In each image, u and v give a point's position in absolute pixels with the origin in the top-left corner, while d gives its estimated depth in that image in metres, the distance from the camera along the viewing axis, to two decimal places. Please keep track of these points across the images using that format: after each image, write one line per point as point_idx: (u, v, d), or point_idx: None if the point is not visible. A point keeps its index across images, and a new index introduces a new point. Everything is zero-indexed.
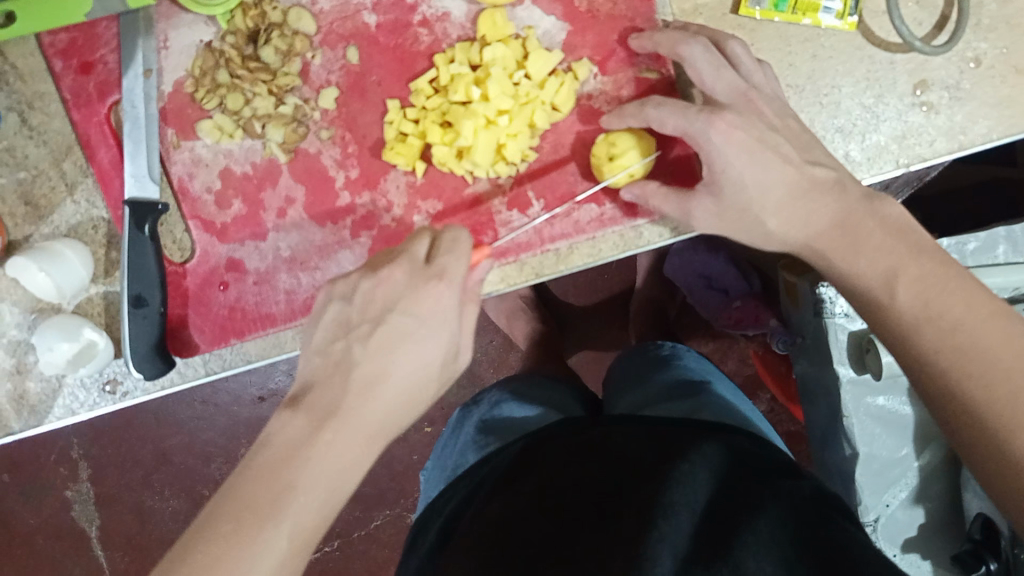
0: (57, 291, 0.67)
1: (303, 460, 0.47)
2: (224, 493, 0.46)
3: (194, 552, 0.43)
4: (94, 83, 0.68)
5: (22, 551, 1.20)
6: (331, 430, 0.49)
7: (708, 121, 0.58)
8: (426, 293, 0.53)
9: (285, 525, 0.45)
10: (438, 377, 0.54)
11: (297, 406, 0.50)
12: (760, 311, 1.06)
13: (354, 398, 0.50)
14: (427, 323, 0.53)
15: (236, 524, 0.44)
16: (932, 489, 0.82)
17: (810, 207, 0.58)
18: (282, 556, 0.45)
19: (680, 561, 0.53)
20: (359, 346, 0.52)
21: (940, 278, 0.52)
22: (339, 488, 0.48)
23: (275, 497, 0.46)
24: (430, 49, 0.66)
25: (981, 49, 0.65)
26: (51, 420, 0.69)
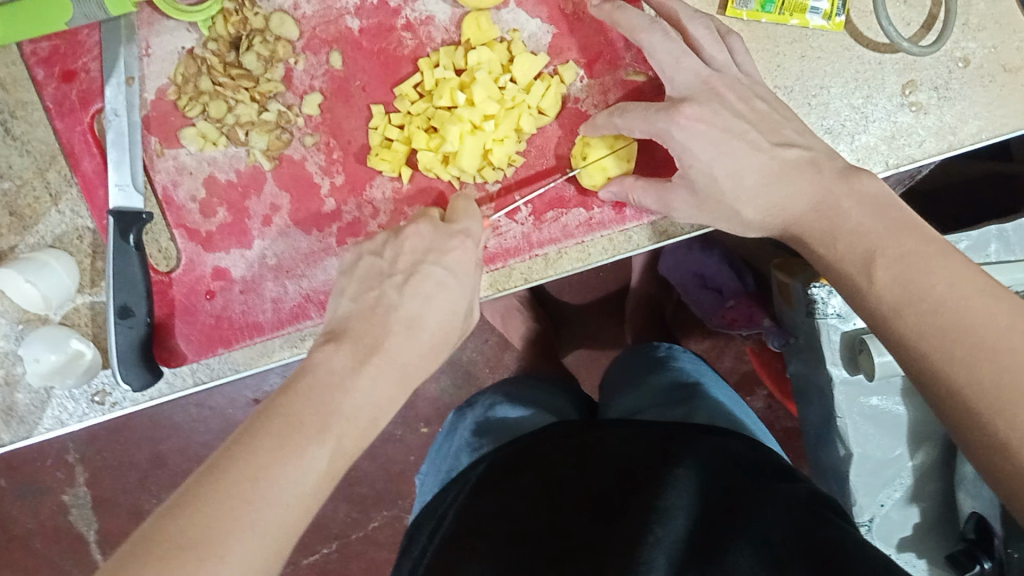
0: (43, 301, 0.66)
1: (344, 391, 0.49)
2: (269, 411, 0.47)
3: (241, 460, 0.43)
4: (77, 91, 0.67)
5: (19, 555, 1.20)
6: (371, 368, 0.51)
7: (670, 118, 0.58)
8: (453, 246, 0.58)
9: (328, 446, 0.46)
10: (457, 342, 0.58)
11: (339, 341, 0.52)
12: (754, 311, 1.06)
13: (396, 338, 0.53)
14: (458, 277, 0.57)
15: (281, 438, 0.45)
16: (926, 488, 0.81)
17: (788, 190, 0.58)
18: (323, 473, 0.45)
19: (674, 565, 0.54)
20: (394, 291, 0.55)
21: (923, 257, 0.51)
22: (370, 423, 0.49)
23: (320, 420, 0.47)
24: (414, 54, 0.66)
25: (970, 49, 0.64)
26: (41, 431, 0.69)
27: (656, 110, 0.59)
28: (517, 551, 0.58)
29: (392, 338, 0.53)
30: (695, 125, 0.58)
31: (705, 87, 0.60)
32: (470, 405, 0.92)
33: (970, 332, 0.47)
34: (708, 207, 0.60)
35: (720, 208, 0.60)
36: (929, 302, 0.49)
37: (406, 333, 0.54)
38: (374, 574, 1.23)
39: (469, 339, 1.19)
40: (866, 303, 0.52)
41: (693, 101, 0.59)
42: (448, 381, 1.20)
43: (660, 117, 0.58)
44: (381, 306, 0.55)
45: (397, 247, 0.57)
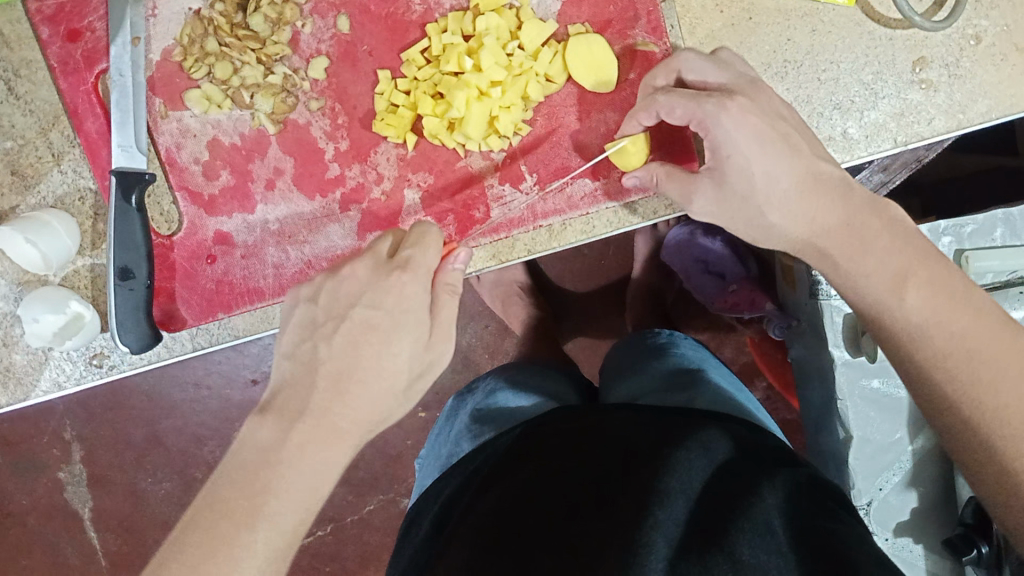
0: (43, 261, 0.65)
1: (277, 465, 0.47)
2: (201, 500, 0.47)
3: (168, 564, 0.44)
4: (82, 51, 0.67)
5: (14, 533, 1.19)
6: (300, 432, 0.48)
7: (719, 103, 0.56)
8: (389, 284, 0.52)
9: (262, 530, 0.46)
10: (410, 371, 0.52)
11: (267, 411, 0.50)
12: (757, 295, 1.07)
13: (351, 364, 0.50)
14: (396, 316, 0.52)
15: (210, 537, 0.45)
16: (924, 474, 0.81)
17: (820, 203, 0.55)
18: (262, 560, 0.45)
19: (676, 551, 0.53)
20: (325, 344, 0.51)
21: (949, 286, 0.52)
22: (307, 488, 0.48)
23: (249, 505, 0.46)
24: (422, 19, 0.66)
25: (981, 26, 0.64)
26: (38, 393, 0.69)
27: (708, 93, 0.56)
28: (517, 538, 0.57)
29: (323, 398, 0.50)
30: (751, 116, 0.55)
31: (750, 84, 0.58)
32: (469, 392, 0.92)
33: (990, 360, 0.50)
34: (730, 202, 0.58)
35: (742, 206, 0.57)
36: (953, 326, 0.50)
37: (335, 389, 0.50)
38: (370, 559, 1.22)
39: (470, 323, 1.18)
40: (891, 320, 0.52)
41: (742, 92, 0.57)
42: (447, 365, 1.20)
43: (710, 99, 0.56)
44: (313, 363, 0.51)
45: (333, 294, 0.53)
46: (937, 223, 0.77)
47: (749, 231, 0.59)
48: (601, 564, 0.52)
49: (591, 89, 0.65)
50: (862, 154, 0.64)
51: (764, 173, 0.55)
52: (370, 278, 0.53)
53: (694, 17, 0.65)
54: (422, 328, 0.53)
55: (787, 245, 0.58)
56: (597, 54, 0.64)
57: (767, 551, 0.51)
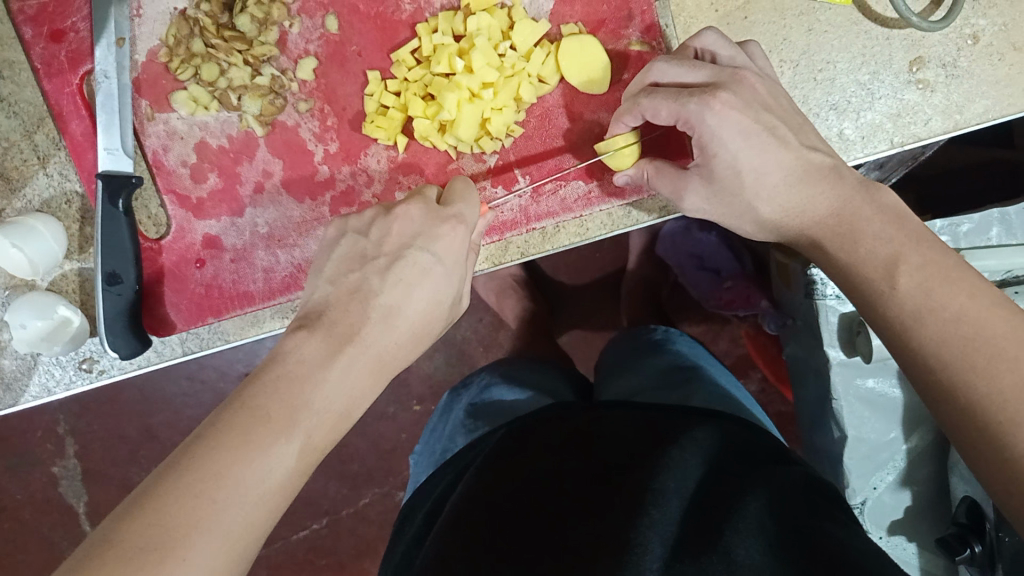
0: (30, 265, 0.64)
1: (317, 380, 0.46)
2: (233, 401, 0.44)
3: (195, 459, 0.40)
4: (66, 52, 0.65)
5: (9, 527, 1.18)
6: (345, 358, 0.48)
7: (703, 101, 0.55)
8: (445, 231, 0.54)
9: (298, 442, 0.44)
10: (444, 316, 0.55)
11: (314, 328, 0.49)
12: (751, 292, 1.06)
13: (374, 326, 0.50)
14: (445, 262, 0.54)
15: (247, 433, 0.42)
16: (918, 472, 0.81)
17: (809, 194, 0.55)
18: (291, 473, 0.43)
19: (670, 549, 0.52)
20: (376, 277, 0.52)
21: (944, 268, 0.49)
22: (343, 411, 0.47)
23: (289, 415, 0.44)
24: (412, 18, 0.64)
25: (980, 26, 0.63)
26: (27, 399, 0.68)
27: (690, 92, 0.56)
28: (512, 541, 0.56)
29: (371, 328, 0.50)
30: (733, 111, 0.55)
31: (733, 79, 0.57)
32: (464, 386, 0.91)
33: (991, 344, 0.45)
34: (721, 202, 0.58)
35: (734, 203, 0.58)
36: (946, 309, 0.47)
37: (383, 323, 0.51)
38: (365, 552, 1.22)
39: (465, 316, 1.18)
40: (886, 312, 0.50)
41: (726, 86, 0.56)
42: (441, 358, 1.19)
43: (693, 97, 0.55)
44: (360, 294, 0.51)
45: (382, 230, 0.54)
46: (933, 223, 0.77)
47: (743, 224, 0.59)
48: (595, 565, 0.51)
49: (583, 91, 0.64)
50: (858, 156, 0.64)
51: (752, 168, 0.56)
52: (424, 220, 0.55)
53: (688, 16, 0.64)
54: (461, 279, 0.56)
55: (777, 233, 0.58)
56: (590, 52, 0.63)
57: (762, 551, 0.50)
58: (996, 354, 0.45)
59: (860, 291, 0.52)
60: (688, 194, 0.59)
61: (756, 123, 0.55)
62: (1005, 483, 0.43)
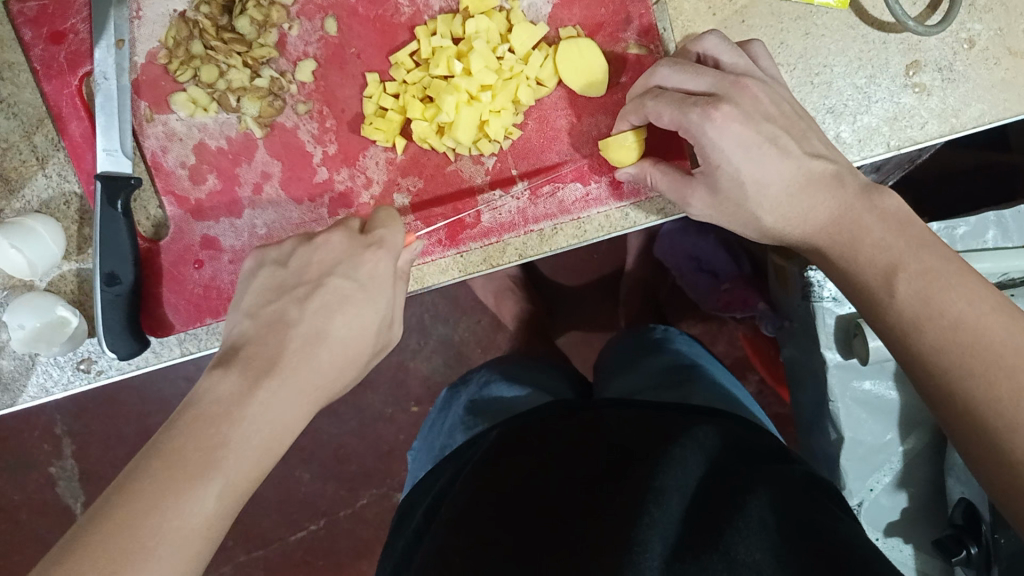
0: (29, 266, 0.64)
1: (236, 417, 0.46)
2: (150, 449, 0.44)
3: (106, 513, 0.41)
4: (65, 53, 0.66)
5: (5, 528, 1.18)
6: (266, 389, 0.48)
7: (703, 113, 0.55)
8: (366, 258, 0.55)
9: (218, 481, 0.44)
10: (372, 343, 0.55)
11: (230, 364, 0.50)
12: (748, 295, 1.06)
13: (294, 352, 0.51)
14: (368, 289, 0.55)
15: (164, 478, 0.42)
16: (915, 473, 0.81)
17: (806, 201, 0.55)
18: (215, 513, 0.43)
19: (671, 548, 0.52)
20: (294, 307, 0.53)
21: (945, 276, 0.48)
22: (265, 448, 0.47)
23: (206, 457, 0.44)
24: (411, 21, 0.65)
25: (975, 30, 0.63)
26: (25, 399, 0.68)
27: (694, 101, 0.56)
28: (514, 539, 0.56)
29: (295, 351, 0.51)
30: (734, 123, 0.55)
31: (735, 87, 0.57)
32: (463, 384, 0.91)
33: (988, 350, 0.45)
34: (725, 207, 0.58)
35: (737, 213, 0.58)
36: (944, 317, 0.47)
37: (304, 350, 0.51)
38: (362, 552, 1.22)
39: (462, 318, 1.18)
40: (885, 318, 0.50)
41: (726, 99, 0.56)
42: (440, 359, 1.19)
43: (694, 108, 0.55)
44: (280, 323, 0.52)
45: (303, 258, 0.56)
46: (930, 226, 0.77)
47: (746, 230, 0.59)
48: (596, 563, 0.51)
49: (582, 94, 0.65)
50: (856, 159, 0.64)
51: (753, 179, 0.56)
52: (347, 249, 0.56)
53: (686, 20, 0.64)
54: (386, 306, 0.56)
55: (776, 237, 0.58)
56: (588, 57, 0.63)
57: (762, 550, 0.50)
58: (995, 359, 0.45)
59: (862, 296, 0.52)
60: (691, 203, 0.59)
61: (757, 135, 0.55)
62: (1005, 487, 0.43)
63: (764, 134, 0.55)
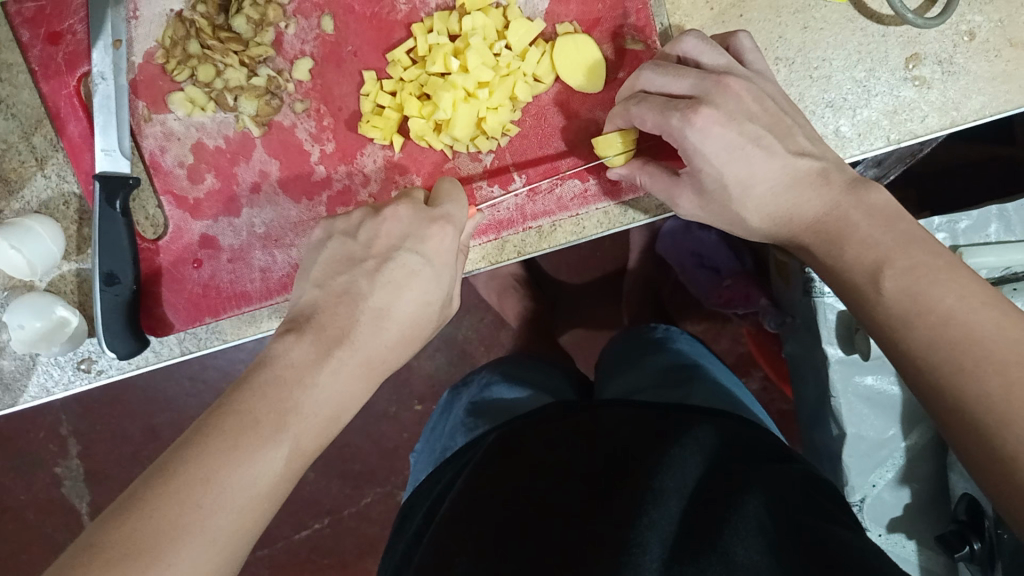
0: (28, 267, 0.64)
1: (306, 385, 0.48)
2: (222, 406, 0.46)
3: (178, 468, 0.42)
4: (63, 54, 0.66)
5: (11, 528, 1.18)
6: (334, 360, 0.50)
7: (685, 117, 0.54)
8: (432, 233, 0.56)
9: (285, 445, 0.45)
10: (434, 316, 0.56)
11: (301, 332, 0.51)
12: (750, 289, 1.05)
13: (364, 327, 0.52)
14: (434, 264, 0.56)
15: (235, 439, 0.44)
16: (919, 470, 0.80)
17: (798, 198, 0.55)
18: (279, 475, 0.45)
19: (667, 550, 0.51)
20: (364, 279, 0.54)
21: (932, 270, 0.47)
22: (329, 415, 0.49)
23: (277, 419, 0.46)
24: (408, 18, 0.65)
25: (975, 22, 0.63)
26: (26, 399, 0.68)
27: (675, 105, 0.55)
28: (512, 539, 0.55)
29: (364, 329, 0.52)
30: (716, 127, 0.54)
31: (716, 86, 0.56)
32: (465, 385, 0.91)
33: (978, 345, 0.44)
34: (711, 207, 0.58)
35: (725, 211, 0.58)
36: (932, 313, 0.46)
37: (373, 325, 0.53)
38: (367, 551, 1.22)
39: (465, 316, 1.18)
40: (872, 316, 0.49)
41: (706, 101, 0.55)
42: (442, 358, 1.19)
43: (675, 113, 0.55)
44: (349, 296, 0.53)
45: (371, 232, 0.56)
46: (931, 220, 0.77)
47: (733, 229, 0.59)
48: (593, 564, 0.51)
49: (578, 88, 0.64)
50: (855, 153, 0.64)
51: (736, 180, 0.55)
52: (412, 220, 0.56)
53: (684, 15, 0.64)
54: (449, 282, 0.57)
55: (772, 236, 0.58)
56: (585, 52, 0.63)
57: (761, 550, 0.50)
58: (986, 356, 0.44)
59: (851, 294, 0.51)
60: (680, 205, 0.59)
61: (740, 137, 0.54)
62: (1003, 486, 0.42)
63: (749, 134, 0.55)
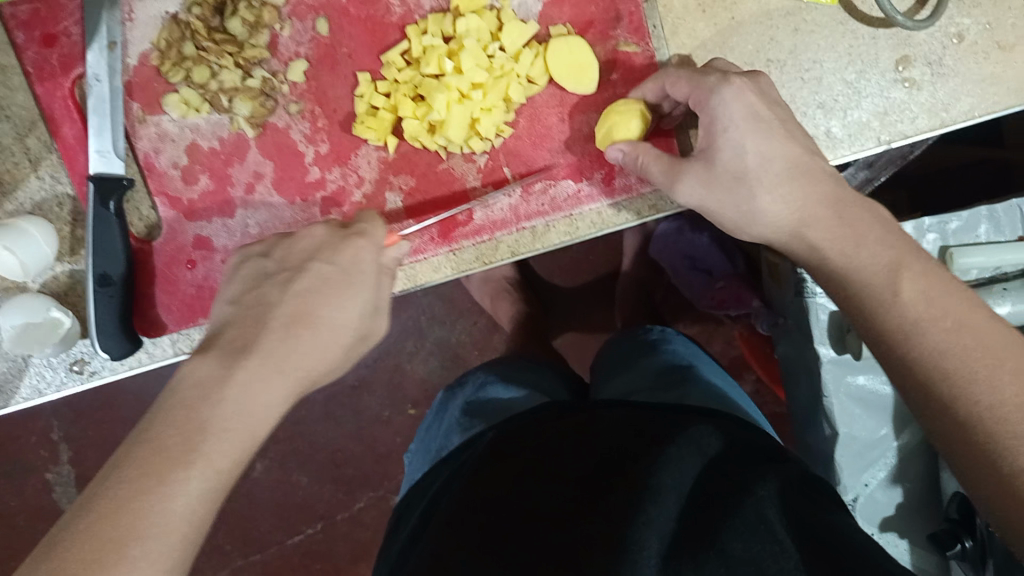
0: (22, 269, 0.63)
1: (216, 401, 0.47)
2: (129, 439, 0.46)
3: (96, 500, 0.43)
4: (57, 56, 0.66)
5: (1, 535, 1.17)
6: (243, 369, 0.49)
7: (722, 79, 0.58)
8: (345, 247, 0.57)
9: (197, 466, 0.45)
10: (358, 327, 0.55)
11: (206, 351, 0.51)
12: (742, 291, 1.06)
13: (271, 335, 0.52)
14: (349, 274, 0.56)
15: (140, 472, 0.44)
16: (910, 469, 0.81)
17: (808, 187, 0.57)
18: (197, 498, 0.44)
19: (665, 549, 0.52)
20: (276, 290, 0.54)
21: (932, 286, 0.50)
22: (244, 425, 0.48)
23: (185, 442, 0.45)
24: (402, 21, 0.65)
25: (965, 25, 0.64)
26: (18, 401, 0.67)
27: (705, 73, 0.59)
28: (512, 538, 0.56)
29: (272, 337, 0.52)
30: (747, 100, 0.57)
31: (753, 72, 0.59)
32: (460, 385, 0.91)
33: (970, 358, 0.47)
34: (718, 185, 0.58)
35: (736, 185, 0.58)
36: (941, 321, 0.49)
37: (285, 332, 0.52)
38: (360, 556, 1.21)
39: (459, 320, 1.18)
40: (879, 320, 0.51)
41: (743, 77, 0.58)
42: (436, 361, 1.19)
43: (714, 73, 0.58)
44: (258, 308, 0.53)
45: (286, 250, 0.57)
46: (922, 220, 0.77)
47: (732, 215, 0.59)
48: (592, 563, 0.51)
49: (570, 90, 0.64)
50: (846, 154, 0.64)
51: (756, 150, 0.57)
52: (325, 239, 0.58)
53: (676, 17, 0.64)
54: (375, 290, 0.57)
55: (772, 232, 0.58)
56: (578, 53, 0.63)
57: (760, 548, 0.50)
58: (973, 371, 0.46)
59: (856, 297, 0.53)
60: (682, 183, 0.59)
61: (767, 112, 0.57)
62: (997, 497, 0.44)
63: (779, 114, 0.58)
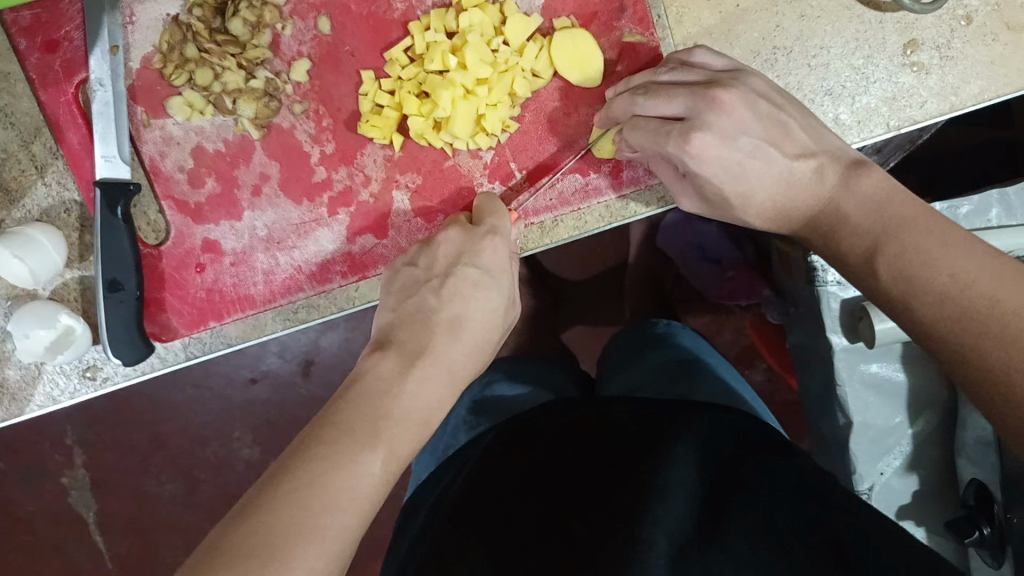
0: (32, 276, 0.64)
1: (395, 395, 0.51)
2: (318, 423, 0.49)
3: (294, 470, 0.45)
4: (60, 62, 0.66)
5: (20, 539, 1.17)
6: (420, 370, 0.53)
7: (681, 145, 0.56)
8: (485, 245, 0.59)
9: (380, 452, 0.48)
10: (501, 325, 0.60)
11: (387, 348, 0.54)
12: (753, 280, 1.06)
13: (439, 338, 0.55)
14: (492, 274, 0.59)
15: (333, 449, 0.47)
16: (928, 455, 0.80)
17: (793, 196, 0.57)
18: (377, 481, 0.47)
19: (677, 543, 0.51)
20: (432, 296, 0.57)
21: (921, 251, 0.49)
22: (398, 435, 0.50)
23: (371, 427, 0.49)
24: (404, 17, 0.65)
25: (972, 7, 0.63)
26: (33, 408, 0.68)
27: (668, 131, 0.57)
28: (519, 540, 0.55)
29: (433, 345, 0.55)
30: (715, 149, 0.56)
31: (704, 102, 0.56)
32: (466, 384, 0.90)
33: None
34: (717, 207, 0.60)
35: (725, 209, 0.60)
36: None
37: (450, 334, 0.56)
38: (374, 553, 1.21)
39: None
40: None
41: (696, 122, 0.56)
42: None
43: (670, 140, 0.56)
44: (421, 313, 0.57)
45: (430, 255, 0.59)
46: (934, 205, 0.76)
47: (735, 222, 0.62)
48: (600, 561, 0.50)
49: (576, 84, 0.65)
50: (854, 140, 0.64)
51: (739, 190, 0.57)
52: (464, 240, 0.59)
53: (680, 6, 0.64)
54: (508, 287, 0.60)
55: (767, 224, 0.60)
56: (582, 46, 0.63)
57: (769, 548, 0.50)
58: None
59: None
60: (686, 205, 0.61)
61: (736, 154, 0.56)
62: None
63: (746, 148, 0.56)
